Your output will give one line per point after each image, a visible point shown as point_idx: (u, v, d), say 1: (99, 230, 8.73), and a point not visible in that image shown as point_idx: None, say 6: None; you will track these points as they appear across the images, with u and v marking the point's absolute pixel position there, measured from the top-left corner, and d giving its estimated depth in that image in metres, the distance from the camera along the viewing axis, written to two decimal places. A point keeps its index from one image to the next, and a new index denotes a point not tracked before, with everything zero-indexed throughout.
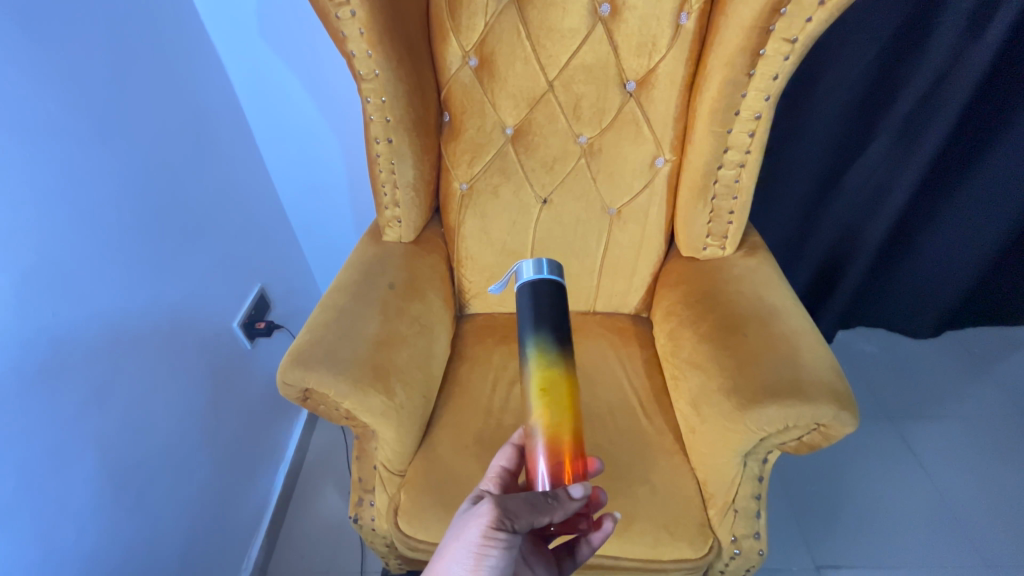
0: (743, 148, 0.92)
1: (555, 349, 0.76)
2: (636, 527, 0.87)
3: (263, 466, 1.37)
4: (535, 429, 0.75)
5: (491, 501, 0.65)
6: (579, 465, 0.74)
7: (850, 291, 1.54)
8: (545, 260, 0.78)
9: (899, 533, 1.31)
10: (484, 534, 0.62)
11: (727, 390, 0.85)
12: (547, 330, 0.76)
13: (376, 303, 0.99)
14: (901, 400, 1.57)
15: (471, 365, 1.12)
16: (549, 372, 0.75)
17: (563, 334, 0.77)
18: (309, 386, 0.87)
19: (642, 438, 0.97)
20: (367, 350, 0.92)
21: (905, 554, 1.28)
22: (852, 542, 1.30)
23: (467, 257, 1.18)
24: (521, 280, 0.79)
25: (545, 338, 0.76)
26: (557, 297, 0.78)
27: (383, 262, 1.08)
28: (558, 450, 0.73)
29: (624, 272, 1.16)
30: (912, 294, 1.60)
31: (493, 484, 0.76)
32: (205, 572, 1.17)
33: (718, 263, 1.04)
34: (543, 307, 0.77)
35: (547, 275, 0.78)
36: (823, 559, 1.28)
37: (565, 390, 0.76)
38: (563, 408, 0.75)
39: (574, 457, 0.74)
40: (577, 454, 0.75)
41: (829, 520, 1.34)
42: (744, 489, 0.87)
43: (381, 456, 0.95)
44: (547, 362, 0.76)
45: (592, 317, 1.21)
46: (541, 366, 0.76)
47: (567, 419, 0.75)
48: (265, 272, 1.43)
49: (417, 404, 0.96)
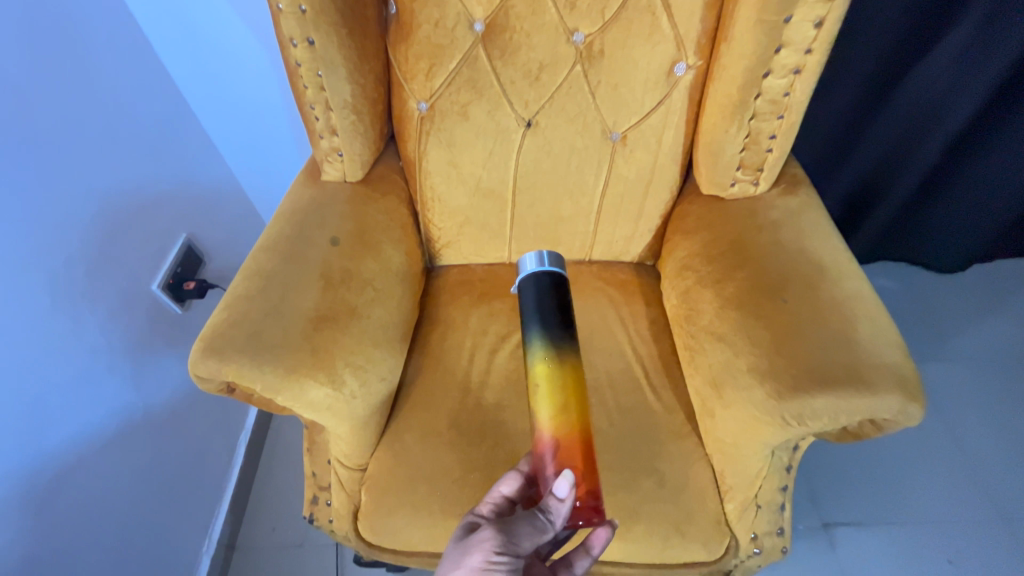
0: (804, 46, 0.67)
1: (563, 346, 0.66)
2: (641, 528, 0.73)
3: (215, 443, 1.19)
4: (539, 430, 0.63)
5: (492, 525, 0.55)
6: (587, 463, 0.61)
7: (884, 223, 1.34)
8: (548, 251, 0.70)
9: (912, 486, 1.23)
10: (487, 562, 0.52)
11: (761, 373, 0.67)
12: (552, 324, 0.66)
13: (314, 267, 0.78)
14: (924, 338, 1.44)
15: (444, 332, 0.93)
16: (556, 370, 0.64)
17: (569, 328, 0.67)
18: (230, 380, 0.68)
19: (648, 418, 0.81)
20: (304, 330, 0.71)
21: (929, 514, 1.19)
22: (866, 500, 1.21)
23: (432, 199, 0.94)
24: (523, 273, 0.70)
25: (550, 332, 0.66)
26: (561, 289, 0.69)
27: (323, 211, 0.85)
28: (569, 451, 0.61)
29: (629, 213, 0.94)
30: (953, 226, 1.40)
31: (489, 509, 0.62)
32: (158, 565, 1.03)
33: (748, 203, 0.82)
34: (545, 301, 0.67)
35: (550, 267, 0.69)
36: (837, 518, 1.19)
37: (574, 391, 0.64)
38: (572, 408, 0.63)
39: (582, 456, 0.61)
40: (586, 453, 0.62)
41: (845, 478, 1.24)
42: (769, 483, 0.73)
43: (336, 450, 0.79)
44: (553, 357, 0.65)
45: (588, 267, 1.01)
46: (544, 360, 0.65)
47: (577, 418, 0.63)
48: (193, 217, 1.14)
49: (375, 391, 0.77)
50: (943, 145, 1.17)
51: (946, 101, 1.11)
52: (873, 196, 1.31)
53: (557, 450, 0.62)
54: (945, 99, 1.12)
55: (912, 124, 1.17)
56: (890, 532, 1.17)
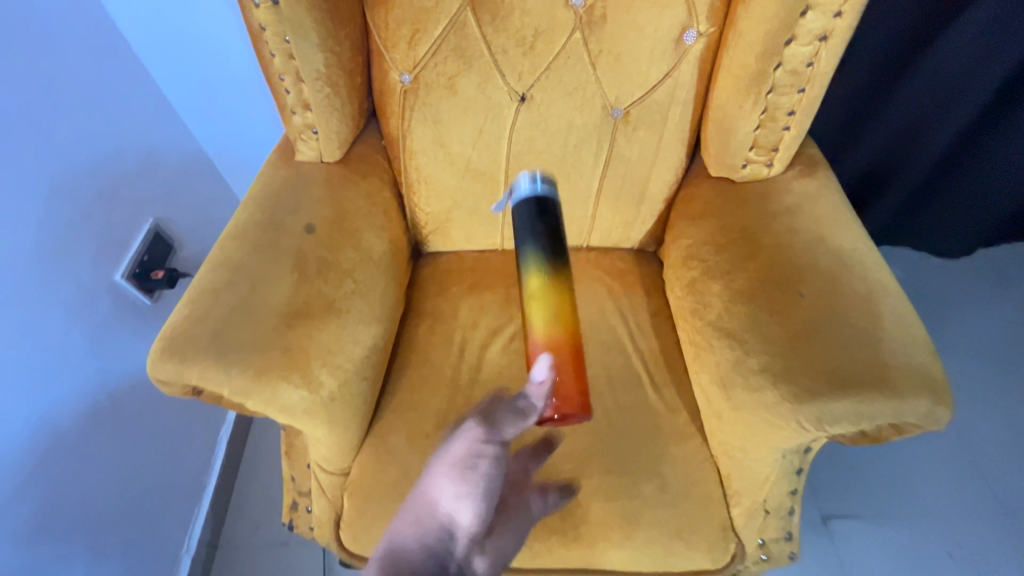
0: (833, 9, 0.59)
1: (557, 264, 0.64)
2: (642, 536, 0.69)
3: (194, 440, 1.12)
4: (531, 337, 0.63)
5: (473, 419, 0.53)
6: (577, 367, 0.62)
7: (896, 202, 1.24)
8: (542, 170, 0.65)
9: (915, 482, 1.13)
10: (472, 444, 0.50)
11: (775, 373, 0.61)
12: (546, 245, 0.63)
13: (286, 257, 0.71)
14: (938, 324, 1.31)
15: (432, 325, 0.87)
16: (550, 287, 0.63)
17: (562, 250, 0.64)
18: (194, 383, 0.62)
19: (650, 418, 0.76)
20: (275, 328, 0.65)
21: (942, 510, 1.10)
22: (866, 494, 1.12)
23: (418, 181, 0.87)
24: (514, 194, 0.65)
25: (544, 252, 0.63)
26: (554, 210, 0.65)
27: (297, 195, 0.77)
28: (560, 359, 0.61)
29: (630, 196, 0.88)
30: (977, 222, 1.26)
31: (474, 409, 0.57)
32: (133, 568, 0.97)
33: (761, 186, 0.76)
34: (538, 222, 0.63)
35: (543, 188, 0.64)
36: (843, 514, 1.10)
37: (566, 306, 0.63)
38: (565, 319, 0.63)
39: (573, 362, 0.62)
40: (576, 359, 0.62)
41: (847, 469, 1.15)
42: (778, 487, 0.69)
43: (315, 454, 0.73)
44: (547, 274, 0.63)
45: (586, 255, 0.95)
46: (537, 275, 0.63)
47: (568, 329, 0.63)
48: (161, 199, 1.05)
49: (356, 391, 0.72)
50: (965, 118, 1.07)
51: (972, 69, 1.01)
52: (884, 177, 1.21)
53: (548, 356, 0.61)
54: (972, 67, 1.01)
55: (936, 96, 1.06)
56: (888, 528, 1.08)
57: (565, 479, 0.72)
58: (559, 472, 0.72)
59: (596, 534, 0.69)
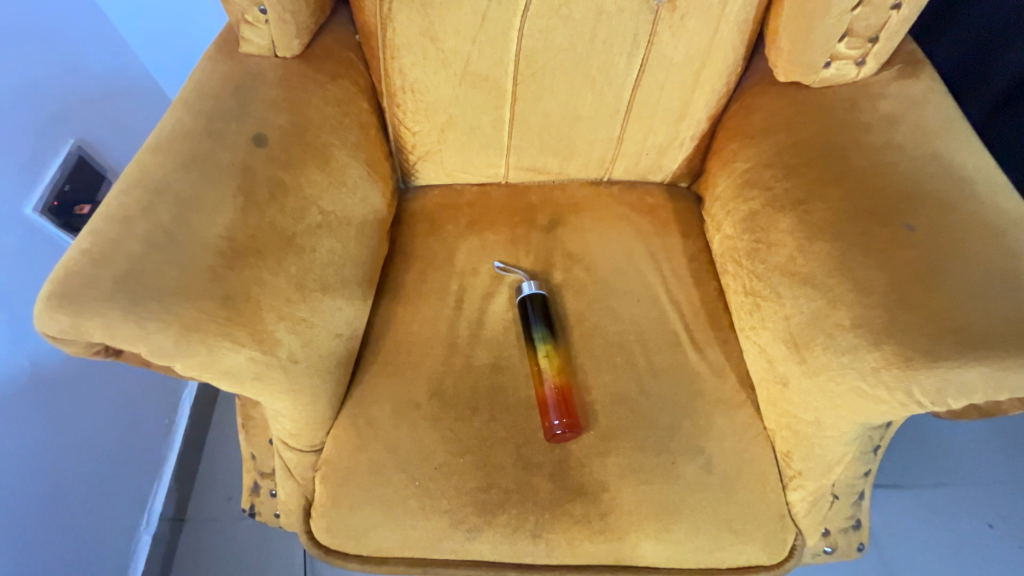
0: None
1: (537, 344, 0.63)
2: (684, 527, 0.56)
3: (149, 407, 0.93)
4: (562, 394, 0.60)
5: None
6: (564, 413, 0.59)
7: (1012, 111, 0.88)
8: (505, 266, 0.69)
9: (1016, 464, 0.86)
10: None
11: (875, 332, 0.47)
12: (533, 336, 0.63)
13: (226, 176, 0.53)
14: None
15: (421, 272, 0.71)
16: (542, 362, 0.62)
17: (536, 330, 0.63)
18: (100, 341, 0.46)
19: (692, 384, 0.62)
20: (211, 269, 0.48)
21: None
22: (949, 478, 0.85)
23: (403, 89, 0.68)
24: (523, 300, 0.66)
25: (533, 339, 0.63)
26: (532, 309, 0.65)
27: (242, 95, 0.58)
28: (562, 400, 0.59)
29: (669, 111, 0.70)
30: None
31: None
32: (87, 559, 0.81)
33: (846, 92, 0.59)
34: (531, 319, 0.64)
35: (528, 291, 0.66)
36: (902, 483, 0.85)
37: (549, 365, 0.61)
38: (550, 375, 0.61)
39: (562, 405, 0.59)
40: (564, 401, 0.59)
41: (922, 447, 0.88)
42: (850, 467, 0.56)
43: (278, 429, 0.59)
44: (533, 352, 0.63)
45: (607, 189, 0.78)
46: (538, 355, 0.62)
47: (552, 379, 0.60)
48: (82, 113, 0.82)
49: (324, 351, 0.57)
50: None
51: None
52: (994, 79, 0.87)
53: (562, 400, 0.59)
54: None
55: None
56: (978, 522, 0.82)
57: (590, 458, 0.59)
58: (582, 449, 0.59)
59: (627, 524, 0.57)
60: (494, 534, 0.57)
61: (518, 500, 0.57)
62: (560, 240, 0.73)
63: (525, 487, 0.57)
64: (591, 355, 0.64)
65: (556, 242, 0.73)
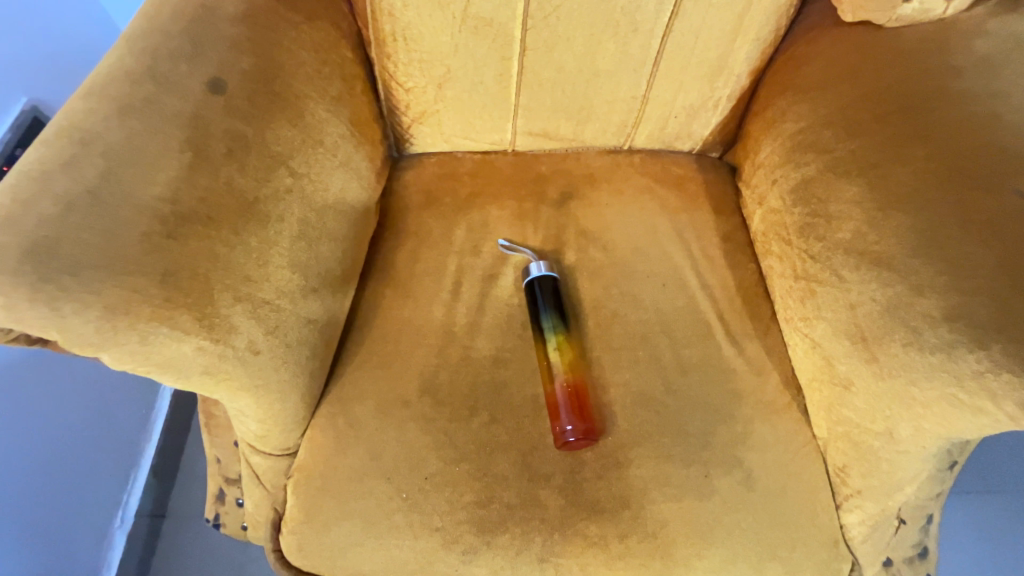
0: None
1: (544, 338, 0.54)
2: (721, 553, 0.47)
3: (121, 397, 0.81)
4: (572, 397, 0.51)
5: None
6: (574, 420, 0.50)
7: None
8: (508, 245, 0.60)
9: None
10: None
11: (977, 326, 0.37)
12: (539, 328, 0.54)
13: (172, 128, 0.44)
14: None
15: (413, 250, 0.61)
16: (549, 358, 0.53)
17: (543, 322, 0.54)
18: (9, 327, 0.37)
19: (728, 384, 0.53)
20: (148, 238, 0.39)
21: None
22: None
23: (394, 36, 0.58)
24: (529, 286, 0.56)
25: (540, 332, 0.54)
26: (541, 297, 0.55)
27: (197, 33, 0.49)
28: (572, 404, 0.50)
29: (706, 63, 0.60)
30: None
31: None
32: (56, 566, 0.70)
33: (928, 34, 0.48)
34: (539, 309, 0.55)
35: (536, 276, 0.56)
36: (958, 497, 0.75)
37: (557, 363, 0.52)
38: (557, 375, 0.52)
39: (571, 410, 0.50)
40: (574, 406, 0.50)
41: None
42: (922, 489, 0.47)
43: (243, 431, 0.50)
44: (540, 347, 0.54)
45: (629, 157, 0.68)
46: (544, 351, 0.53)
47: (560, 380, 0.51)
48: (38, 69, 0.71)
49: (292, 340, 0.48)
50: None
51: None
52: None
53: (572, 404, 0.50)
54: None
55: None
56: None
57: (608, 469, 0.50)
58: (600, 459, 0.50)
59: (653, 549, 0.48)
60: (494, 557, 0.48)
61: (522, 517, 0.48)
62: (573, 216, 0.63)
63: (531, 503, 0.49)
64: (609, 349, 0.55)
65: (568, 218, 0.63)
